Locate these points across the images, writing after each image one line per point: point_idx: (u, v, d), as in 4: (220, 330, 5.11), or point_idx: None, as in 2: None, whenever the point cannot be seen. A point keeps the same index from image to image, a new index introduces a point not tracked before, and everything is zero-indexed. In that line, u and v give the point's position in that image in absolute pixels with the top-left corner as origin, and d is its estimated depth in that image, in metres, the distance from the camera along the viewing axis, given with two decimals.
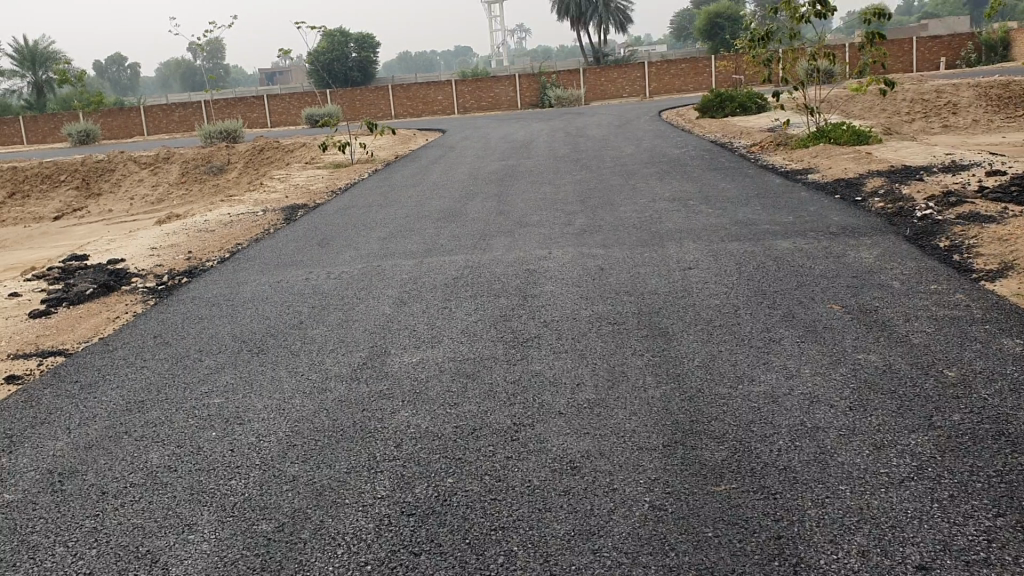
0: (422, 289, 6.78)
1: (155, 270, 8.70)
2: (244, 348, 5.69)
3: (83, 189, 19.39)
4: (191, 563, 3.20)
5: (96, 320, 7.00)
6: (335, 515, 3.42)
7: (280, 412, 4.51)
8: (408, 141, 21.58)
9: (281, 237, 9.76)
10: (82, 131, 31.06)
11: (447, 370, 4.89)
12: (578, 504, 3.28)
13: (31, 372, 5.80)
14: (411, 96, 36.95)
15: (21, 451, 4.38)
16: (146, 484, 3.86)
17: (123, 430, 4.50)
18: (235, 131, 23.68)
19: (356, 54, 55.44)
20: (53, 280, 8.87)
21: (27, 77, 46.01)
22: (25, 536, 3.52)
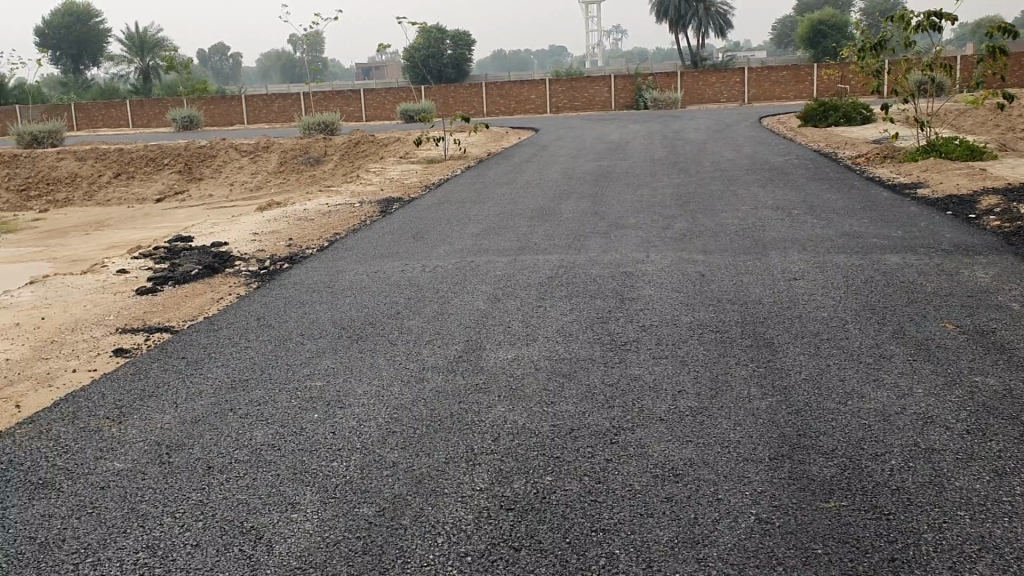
0: (516, 286, 6.79)
1: (257, 255, 8.92)
2: (343, 335, 5.78)
3: (184, 174, 19.94)
4: (294, 542, 3.24)
5: (199, 300, 7.19)
6: (436, 504, 3.43)
7: (379, 399, 4.56)
8: (501, 138, 21.66)
9: (377, 228, 9.91)
10: (186, 117, 32.00)
11: (543, 369, 4.86)
12: (681, 512, 3.22)
13: (140, 346, 5.99)
14: (505, 94, 37.20)
15: (131, 421, 4.53)
16: (251, 460, 3.94)
17: (228, 407, 4.61)
18: (332, 124, 24.07)
19: (451, 51, 55.95)
20: (159, 259, 9.16)
21: (134, 63, 47.77)
22: (135, 504, 3.63)
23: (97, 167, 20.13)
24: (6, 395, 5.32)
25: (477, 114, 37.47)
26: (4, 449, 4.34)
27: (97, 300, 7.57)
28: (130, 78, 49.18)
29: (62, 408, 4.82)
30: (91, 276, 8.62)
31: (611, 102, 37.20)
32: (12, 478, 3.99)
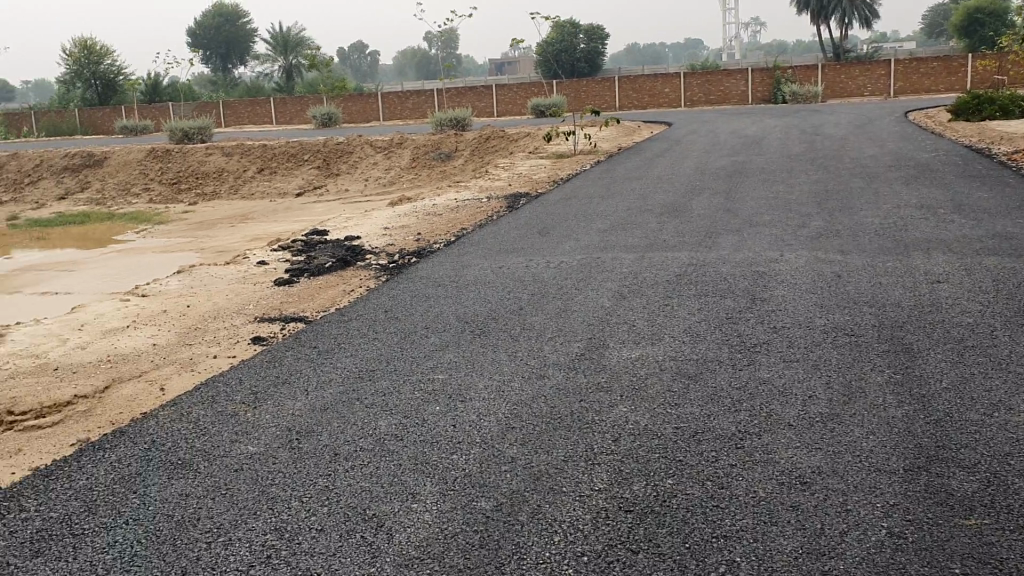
0: (642, 284, 6.70)
1: (387, 249, 9.13)
2: (466, 329, 5.85)
3: (323, 169, 20.58)
4: (413, 532, 3.30)
5: (331, 292, 7.42)
6: (554, 501, 3.43)
7: (500, 394, 4.60)
8: (633, 133, 21.46)
9: (505, 223, 9.98)
10: (326, 114, 33.06)
11: (668, 370, 4.78)
12: (807, 522, 3.11)
13: (275, 335, 6.23)
14: (638, 88, 36.85)
15: (264, 407, 4.72)
16: (375, 449, 4.04)
17: (355, 396, 4.74)
18: (464, 120, 24.40)
19: (584, 45, 55.72)
20: (296, 252, 9.50)
21: (278, 61, 49.82)
22: (266, 487, 3.78)
23: (243, 162, 20.98)
24: (152, 378, 5.64)
25: (609, 108, 37.32)
26: (148, 429, 4.60)
27: (237, 290, 7.91)
28: (274, 76, 51.24)
29: (202, 392, 5.07)
30: (232, 267, 9.02)
31: (747, 96, 36.21)
32: (154, 457, 4.22)
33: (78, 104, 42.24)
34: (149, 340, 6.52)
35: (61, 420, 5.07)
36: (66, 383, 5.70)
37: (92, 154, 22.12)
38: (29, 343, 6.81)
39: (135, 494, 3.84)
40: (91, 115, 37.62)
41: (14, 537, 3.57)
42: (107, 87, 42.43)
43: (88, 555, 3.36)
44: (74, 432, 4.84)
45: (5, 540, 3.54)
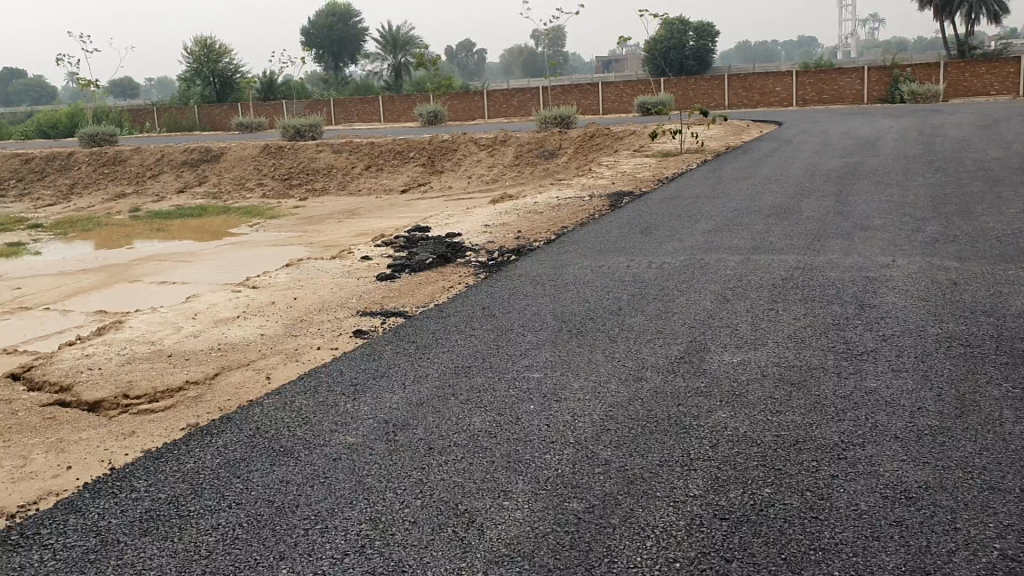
0: (746, 288, 6.56)
1: (488, 246, 9.19)
2: (564, 329, 5.84)
3: (428, 166, 20.84)
4: (504, 530, 3.31)
5: (432, 288, 7.51)
6: (647, 506, 3.38)
7: (595, 396, 4.57)
8: (741, 132, 21.01)
9: (607, 222, 9.91)
10: (433, 112, 33.48)
11: (769, 376, 4.66)
12: (912, 538, 2.98)
13: (376, 329, 6.35)
14: (748, 86, 36.10)
15: (363, 399, 4.81)
16: (469, 446, 4.07)
17: (451, 392, 4.78)
18: (569, 118, 24.35)
19: (694, 43, 54.87)
20: (399, 247, 9.64)
21: (387, 60, 50.77)
22: (362, 477, 3.85)
23: (351, 159, 21.43)
24: (259, 367, 5.82)
25: (718, 106, 36.73)
26: (253, 416, 4.74)
27: (341, 284, 8.09)
28: (383, 75, 52.23)
29: (305, 382, 5.20)
30: (337, 262, 9.22)
31: (863, 95, 34.99)
32: (258, 443, 4.35)
33: (198, 101, 43.93)
34: (257, 330, 6.73)
35: (173, 405, 5.28)
36: (178, 369, 5.93)
37: (210, 150, 22.97)
38: (146, 330, 7.12)
39: (238, 479, 3.97)
40: (210, 112, 39.06)
41: (125, 515, 3.74)
42: (225, 85, 44.01)
43: (192, 537, 3.48)
44: (185, 417, 5.03)
45: (117, 519, 3.71)
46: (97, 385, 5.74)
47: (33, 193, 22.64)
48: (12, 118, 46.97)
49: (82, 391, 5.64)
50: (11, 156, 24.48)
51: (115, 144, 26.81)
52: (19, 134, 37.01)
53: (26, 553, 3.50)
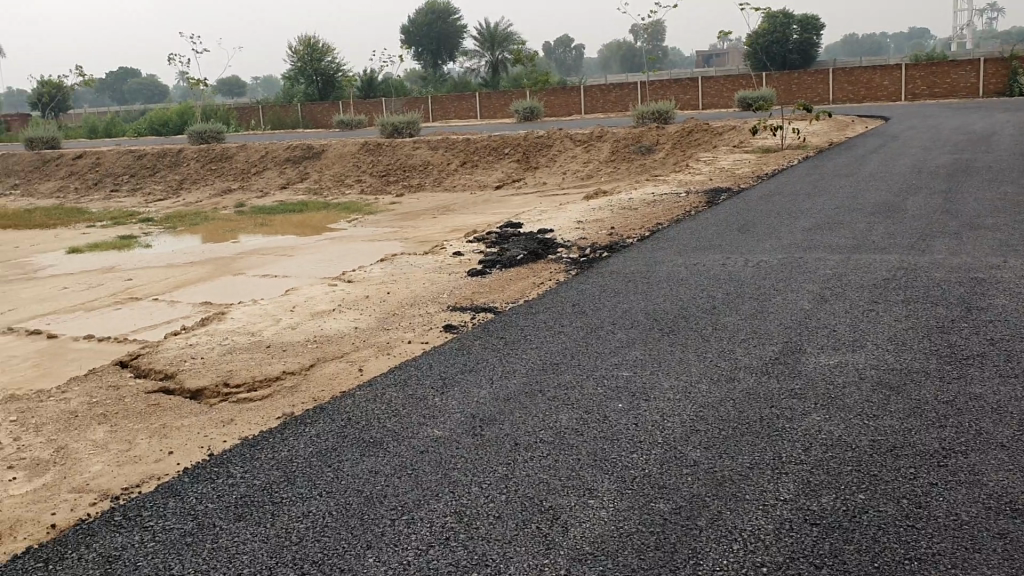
0: (846, 288, 6.36)
1: (580, 243, 9.15)
2: (655, 327, 5.77)
3: (523, 162, 20.86)
4: (588, 528, 3.29)
5: (523, 284, 7.52)
6: (735, 509, 3.32)
7: (686, 396, 4.50)
8: (845, 128, 20.38)
9: (702, 219, 9.76)
10: (529, 107, 33.46)
11: (868, 379, 4.51)
12: (1015, 552, 2.85)
13: (466, 324, 6.40)
14: (854, 80, 35.00)
15: (451, 393, 4.85)
16: (555, 442, 4.07)
17: (539, 388, 4.79)
18: (667, 113, 24.05)
19: (798, 36, 53.50)
20: (491, 244, 9.70)
21: (485, 56, 51.06)
22: (448, 470, 3.88)
23: (447, 156, 21.62)
24: (352, 359, 5.93)
25: (822, 101, 35.74)
26: (344, 407, 4.84)
27: (433, 279, 8.17)
28: (480, 72, 52.55)
29: (396, 375, 5.29)
30: (431, 257, 9.32)
31: (978, 88, 33.53)
32: (349, 434, 4.43)
33: (301, 99, 45.04)
34: (351, 323, 6.86)
35: (270, 394, 5.43)
36: (275, 360, 6.10)
37: (311, 147, 23.52)
38: (247, 321, 7.34)
39: (329, 468, 4.05)
40: (313, 109, 40.03)
41: (221, 500, 3.86)
42: (327, 83, 44.99)
43: (284, 523, 3.57)
44: (282, 406, 5.17)
45: (213, 504, 3.84)
46: (199, 373, 5.95)
47: (145, 188, 23.59)
48: (126, 116, 49.06)
49: (185, 379, 5.86)
50: (125, 152, 25.56)
51: (222, 141, 27.72)
52: (133, 132, 38.61)
53: (129, 533, 3.65)
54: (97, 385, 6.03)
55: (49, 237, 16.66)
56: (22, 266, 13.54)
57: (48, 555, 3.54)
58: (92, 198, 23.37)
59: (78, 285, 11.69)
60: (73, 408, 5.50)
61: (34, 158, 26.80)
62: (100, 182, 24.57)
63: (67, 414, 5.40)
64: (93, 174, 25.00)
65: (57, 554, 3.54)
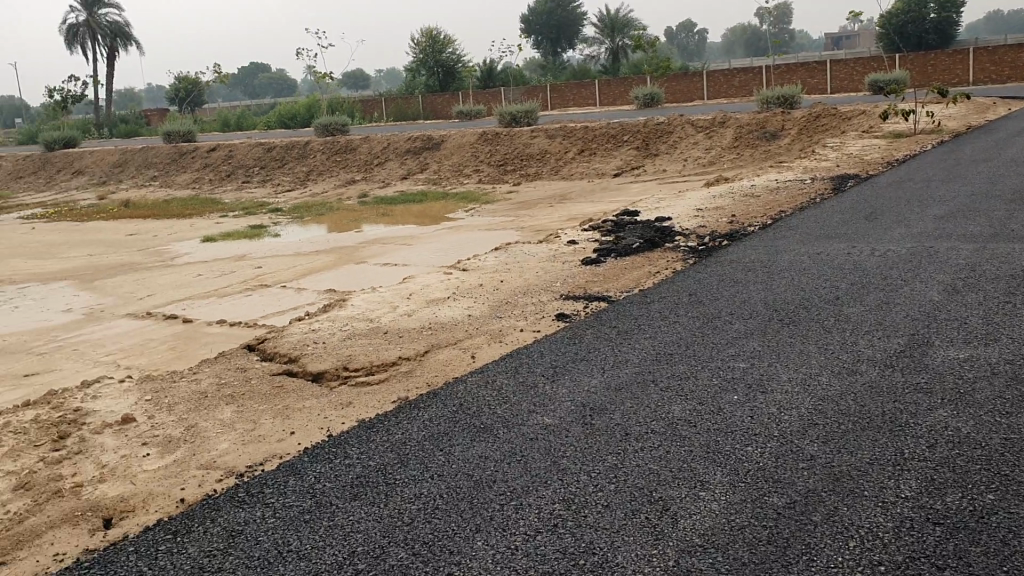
0: (980, 278, 6.04)
1: (699, 231, 9.00)
2: (774, 317, 5.63)
3: (642, 149, 20.59)
4: (699, 520, 3.24)
5: (638, 273, 7.45)
6: (852, 505, 3.21)
7: (805, 389, 4.37)
8: (986, 111, 19.30)
9: (827, 207, 9.44)
10: (648, 93, 32.89)
11: (1000, 375, 4.27)
12: None
13: (579, 313, 6.39)
14: (997, 60, 33.05)
15: (562, 381, 4.86)
16: (667, 433, 4.02)
17: (652, 378, 4.75)
18: (792, 98, 23.34)
19: (935, 15, 50.89)
20: (607, 232, 9.65)
21: (605, 43, 50.67)
22: (558, 458, 3.89)
23: (565, 144, 21.57)
24: (465, 346, 6.01)
25: (961, 84, 33.94)
26: (456, 392, 4.92)
27: (548, 268, 8.19)
28: (601, 59, 52.21)
29: (507, 362, 5.33)
30: (546, 246, 9.35)
31: None
32: (461, 419, 4.50)
33: (422, 90, 45.80)
34: (465, 311, 6.96)
35: (386, 378, 5.57)
36: (391, 345, 6.24)
37: (431, 137, 23.90)
38: (366, 308, 7.53)
39: (441, 452, 4.12)
40: (434, 100, 40.64)
41: (338, 480, 3.98)
42: (448, 74, 45.52)
43: (397, 504, 3.66)
44: (397, 390, 5.29)
45: (331, 483, 3.97)
46: (320, 357, 6.15)
47: (274, 179, 24.49)
48: (257, 108, 50.91)
49: (308, 362, 6.07)
50: (255, 144, 26.58)
51: (347, 133, 28.47)
52: (264, 125, 40.05)
53: (251, 509, 3.82)
54: (226, 367, 6.32)
55: (186, 226, 17.50)
56: (161, 254, 14.27)
57: (176, 528, 3.74)
58: (225, 189, 24.41)
59: (211, 272, 12.26)
60: (204, 389, 5.77)
61: (172, 151, 28.14)
62: (232, 174, 25.64)
63: (198, 393, 5.68)
64: (226, 166, 26.10)
65: (185, 527, 3.73)
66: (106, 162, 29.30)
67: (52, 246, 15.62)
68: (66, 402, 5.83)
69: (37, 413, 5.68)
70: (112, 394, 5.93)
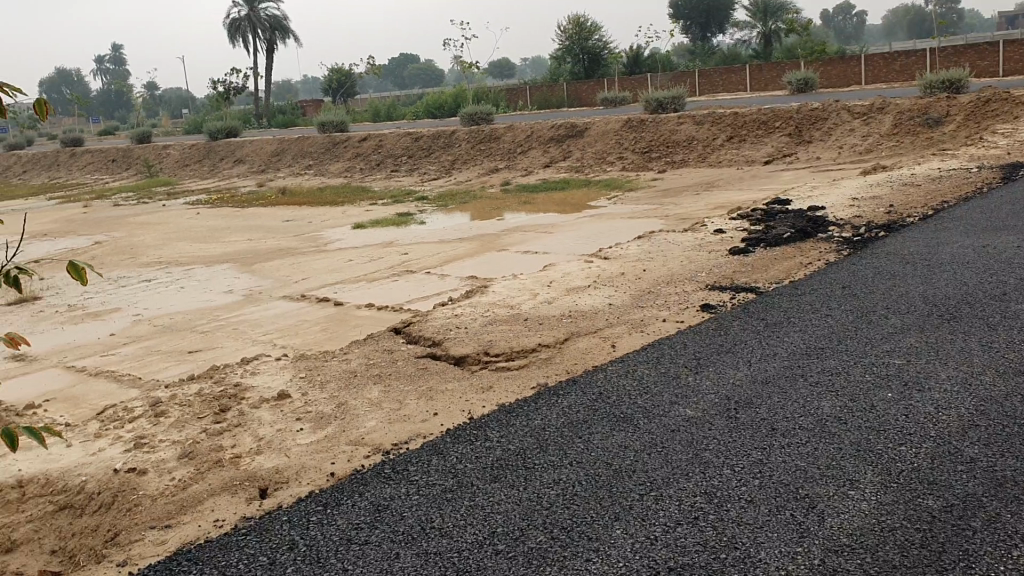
0: None
1: (853, 221, 8.64)
2: (934, 312, 5.35)
3: (794, 136, 19.91)
4: (847, 519, 3.14)
5: (787, 264, 7.22)
6: (1015, 513, 3.03)
7: (966, 388, 4.14)
8: None
9: (995, 197, 8.89)
10: (801, 78, 31.67)
11: None
12: None
13: (725, 304, 6.26)
14: None
15: (706, 373, 4.78)
16: (815, 430, 3.90)
17: (799, 372, 4.61)
18: (959, 81, 21.95)
19: None
20: (755, 221, 9.40)
21: (757, 27, 49.10)
22: (700, 451, 3.83)
23: (713, 130, 21.09)
24: (606, 335, 5.99)
25: None
26: (597, 381, 4.91)
27: (692, 257, 8.05)
28: (751, 43, 50.66)
29: (650, 352, 5.29)
30: (691, 234, 9.20)
31: None
32: (601, 408, 4.49)
33: (567, 78, 45.76)
34: (607, 299, 6.93)
35: (527, 364, 5.63)
36: (532, 332, 6.29)
37: (575, 125, 23.83)
38: (508, 295, 7.62)
39: (580, 439, 4.13)
40: (579, 88, 40.53)
41: (479, 461, 4.05)
42: (593, 61, 45.26)
43: (536, 488, 3.69)
44: (537, 376, 5.34)
45: (473, 464, 4.04)
46: (463, 342, 6.27)
47: (421, 168, 25.07)
48: (407, 99, 52.13)
49: (451, 346, 6.20)
50: (404, 134, 27.26)
51: (491, 122, 28.77)
52: (412, 115, 40.99)
53: (396, 485, 3.94)
54: (374, 348, 6.53)
55: (338, 213, 18.16)
56: (314, 240, 14.86)
57: (327, 500, 3.90)
58: (374, 177, 25.17)
59: (360, 258, 12.67)
60: (353, 368, 5.99)
61: (325, 141, 29.20)
62: (382, 163, 26.39)
63: (347, 372, 5.91)
64: (376, 156, 26.90)
65: (334, 500, 3.88)
66: (265, 151, 30.71)
67: (215, 231, 16.54)
68: (227, 378, 6.16)
69: (200, 387, 6.03)
70: (268, 371, 6.24)
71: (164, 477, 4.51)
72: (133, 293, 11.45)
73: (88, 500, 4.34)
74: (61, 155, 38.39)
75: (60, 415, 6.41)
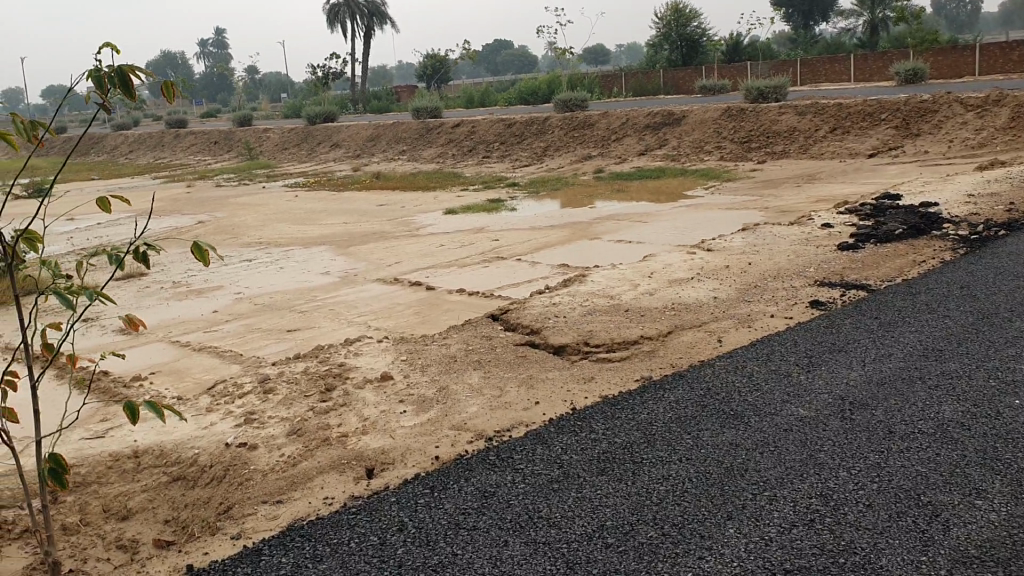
0: None
1: (972, 219, 8.29)
2: None
3: (902, 129, 19.24)
4: (975, 530, 3.02)
5: (900, 261, 6.99)
6: None
7: None
8: None
9: None
10: (910, 67, 30.52)
11: None
12: None
13: (835, 301, 6.09)
14: None
15: (818, 372, 4.66)
16: (936, 435, 3.76)
17: (918, 374, 4.45)
18: None
19: None
20: (864, 216, 9.13)
21: (864, 15, 47.40)
22: (815, 452, 3.74)
23: (816, 122, 20.53)
24: (711, 329, 5.90)
25: None
26: (703, 376, 4.85)
27: (798, 252, 7.86)
28: (857, 30, 48.92)
29: (758, 348, 5.19)
30: (797, 228, 8.99)
31: None
32: (710, 404, 4.42)
33: (664, 65, 45.11)
34: (710, 293, 6.82)
35: (629, 356, 5.58)
36: (634, 323, 6.23)
37: (672, 113, 23.50)
38: (607, 285, 7.56)
39: (689, 435, 4.08)
40: (676, 75, 39.93)
41: (585, 453, 4.04)
42: (691, 49, 44.45)
43: (646, 483, 3.66)
44: (641, 368, 5.29)
45: (579, 455, 4.03)
46: (563, 331, 6.24)
47: (513, 155, 25.12)
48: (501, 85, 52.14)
49: (550, 335, 6.17)
50: (497, 120, 27.27)
51: (585, 108, 28.57)
52: (506, 101, 41.05)
53: (502, 472, 3.95)
54: (473, 334, 6.57)
55: (430, 199, 18.29)
56: (407, 224, 15.03)
57: (433, 483, 3.94)
58: (466, 163, 25.31)
59: (455, 242, 12.75)
60: (453, 354, 6.04)
61: (418, 126, 29.47)
62: (474, 149, 26.50)
63: (448, 357, 5.95)
64: (469, 141, 27.02)
65: (441, 484, 3.92)
66: (360, 136, 31.17)
67: (313, 213, 16.88)
68: (331, 357, 6.29)
69: (306, 365, 6.17)
70: (370, 352, 6.33)
71: (274, 454, 4.62)
72: (234, 271, 11.77)
73: (200, 472, 4.48)
74: (165, 136, 39.68)
75: (169, 389, 6.62)
